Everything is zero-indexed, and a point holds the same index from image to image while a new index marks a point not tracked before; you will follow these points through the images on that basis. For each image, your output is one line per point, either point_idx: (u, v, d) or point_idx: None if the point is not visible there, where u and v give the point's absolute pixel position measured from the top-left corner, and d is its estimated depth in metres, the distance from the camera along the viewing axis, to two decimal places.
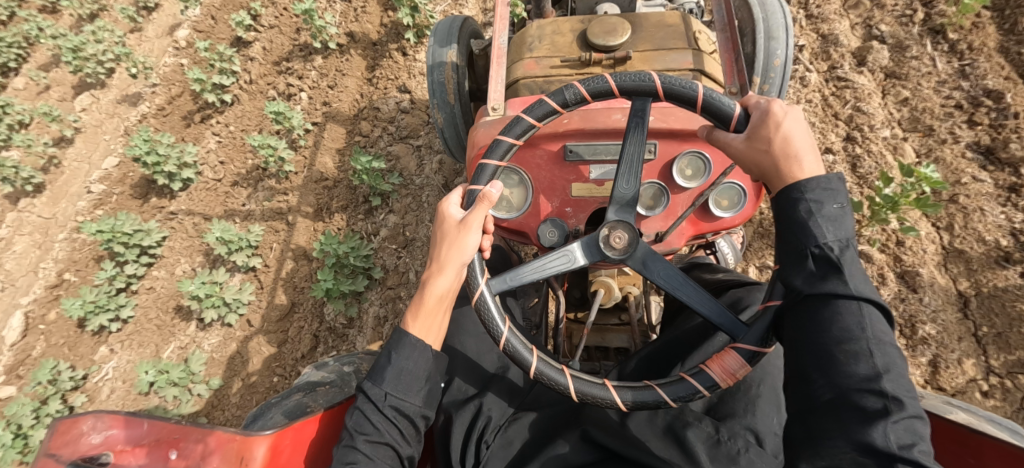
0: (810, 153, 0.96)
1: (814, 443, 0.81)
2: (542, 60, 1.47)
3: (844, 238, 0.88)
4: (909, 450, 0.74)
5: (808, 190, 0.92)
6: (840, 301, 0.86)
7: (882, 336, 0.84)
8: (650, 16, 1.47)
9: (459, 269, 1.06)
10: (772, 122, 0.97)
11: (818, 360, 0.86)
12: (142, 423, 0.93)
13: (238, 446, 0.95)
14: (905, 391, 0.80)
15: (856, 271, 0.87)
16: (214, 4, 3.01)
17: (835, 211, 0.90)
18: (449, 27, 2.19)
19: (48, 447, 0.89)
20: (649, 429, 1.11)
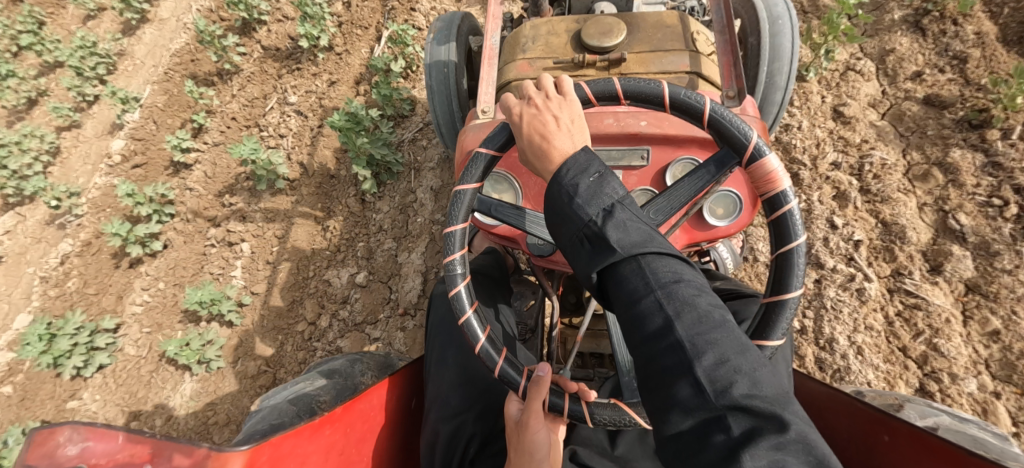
0: (559, 131, 0.94)
1: (653, 428, 0.75)
2: (536, 62, 1.44)
3: (606, 204, 0.84)
4: (727, 393, 0.69)
5: (567, 169, 0.88)
6: (619, 268, 0.80)
7: (666, 279, 0.78)
8: (647, 16, 1.43)
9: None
10: (515, 122, 0.98)
11: (627, 340, 0.80)
12: (118, 437, 0.91)
13: (212, 462, 0.92)
14: (706, 325, 0.75)
15: (625, 227, 0.82)
16: (157, 106, 2.92)
17: (595, 176, 0.86)
18: (449, 22, 2.15)
19: (24, 458, 0.87)
20: (641, 447, 1.12)
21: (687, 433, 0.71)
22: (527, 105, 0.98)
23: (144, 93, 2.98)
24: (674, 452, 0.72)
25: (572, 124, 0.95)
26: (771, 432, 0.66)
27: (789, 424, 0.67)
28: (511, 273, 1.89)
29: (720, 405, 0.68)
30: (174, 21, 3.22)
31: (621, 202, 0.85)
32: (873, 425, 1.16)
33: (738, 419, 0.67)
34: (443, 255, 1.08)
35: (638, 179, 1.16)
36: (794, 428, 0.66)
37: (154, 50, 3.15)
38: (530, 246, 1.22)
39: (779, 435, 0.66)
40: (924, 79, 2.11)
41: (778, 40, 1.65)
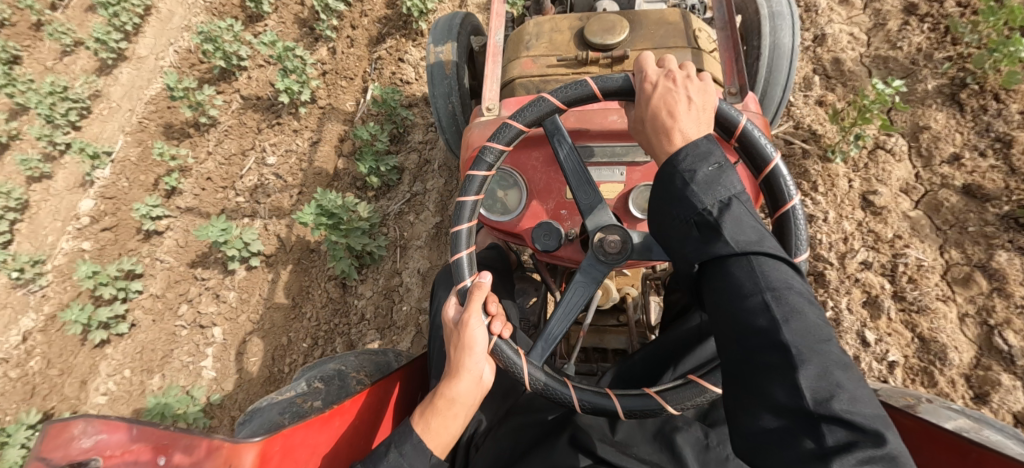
0: (688, 114, 0.94)
1: (738, 418, 0.77)
2: (539, 59, 1.45)
3: (722, 198, 0.85)
4: (825, 402, 0.69)
5: (687, 152, 0.90)
6: (728, 262, 0.82)
7: (777, 282, 0.78)
8: (650, 13, 1.45)
9: (469, 370, 1.04)
10: (648, 89, 0.98)
11: (726, 334, 0.81)
12: (132, 428, 0.92)
13: (226, 453, 0.94)
14: (814, 334, 0.75)
15: (738, 223, 0.83)
16: (129, 160, 2.83)
17: (711, 170, 0.87)
18: (449, 24, 2.16)
19: (39, 450, 0.88)
20: (640, 433, 1.13)
21: (774, 431, 0.72)
22: (666, 75, 0.98)
23: (117, 146, 2.90)
24: (757, 445, 0.73)
25: (700, 114, 0.95)
26: (868, 448, 0.65)
27: (892, 448, 0.65)
28: (513, 269, 1.90)
29: (816, 411, 0.69)
30: (153, 60, 3.18)
31: (738, 199, 0.86)
32: None
33: (833, 431, 0.68)
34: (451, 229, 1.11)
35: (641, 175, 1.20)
36: (896, 453, 0.65)
37: (131, 91, 3.11)
38: (535, 241, 1.21)
39: (877, 456, 0.65)
40: (963, 164, 1.95)
41: (778, 38, 1.66)
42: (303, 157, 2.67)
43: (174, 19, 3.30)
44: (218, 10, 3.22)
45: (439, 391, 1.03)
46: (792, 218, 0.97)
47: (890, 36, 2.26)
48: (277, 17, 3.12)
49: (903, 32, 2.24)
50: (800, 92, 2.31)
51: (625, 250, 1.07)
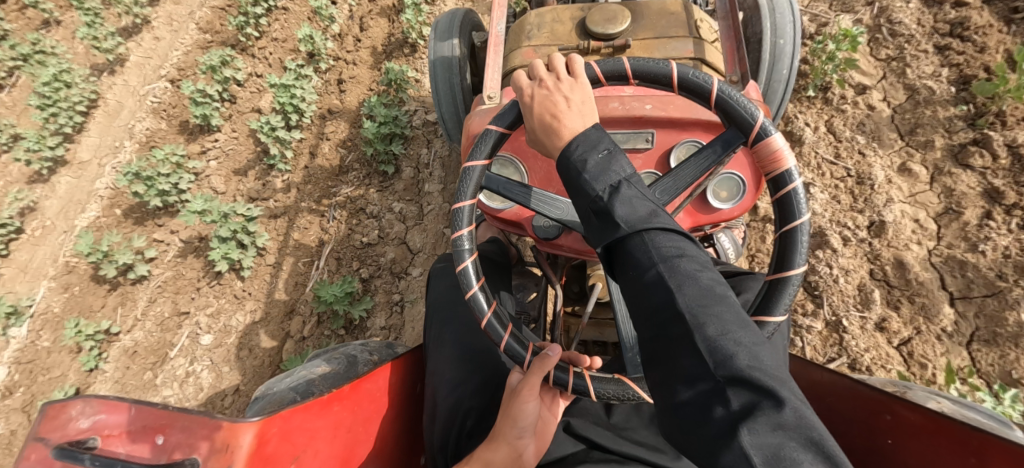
0: (570, 111, 0.95)
1: (659, 396, 0.77)
2: (541, 49, 1.46)
3: (611, 182, 0.86)
4: (725, 365, 0.70)
5: (576, 146, 0.91)
6: (625, 243, 0.82)
7: (669, 254, 0.79)
8: (651, 3, 1.45)
9: (508, 439, 1.01)
10: (527, 103, 1.00)
11: (634, 314, 0.82)
12: (130, 409, 0.92)
13: (224, 434, 0.92)
14: (709, 298, 0.76)
15: (631, 203, 0.84)
16: (54, 311, 2.38)
17: (601, 155, 0.89)
18: (450, 22, 2.16)
19: (36, 431, 0.89)
20: (637, 417, 1.14)
21: (687, 404, 0.72)
22: (537, 86, 0.99)
23: (37, 296, 2.43)
24: (678, 421, 0.74)
25: (581, 103, 0.96)
26: (768, 407, 0.67)
27: (784, 397, 0.68)
28: (514, 263, 1.89)
29: (719, 377, 0.70)
30: (96, 165, 2.74)
31: (628, 179, 0.87)
32: (875, 404, 1.16)
33: (736, 392, 0.69)
34: (452, 231, 1.09)
35: (641, 162, 1.18)
36: (789, 401, 0.68)
37: (68, 205, 2.66)
38: (536, 229, 1.24)
39: (774, 409, 0.67)
40: None
41: (783, 29, 1.66)
42: (244, 335, 2.27)
43: (123, 113, 2.86)
44: (165, 113, 2.79)
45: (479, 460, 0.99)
46: (750, 123, 0.98)
47: (967, 231, 1.85)
48: (231, 126, 2.70)
49: (985, 229, 1.82)
50: (856, 310, 1.86)
51: None
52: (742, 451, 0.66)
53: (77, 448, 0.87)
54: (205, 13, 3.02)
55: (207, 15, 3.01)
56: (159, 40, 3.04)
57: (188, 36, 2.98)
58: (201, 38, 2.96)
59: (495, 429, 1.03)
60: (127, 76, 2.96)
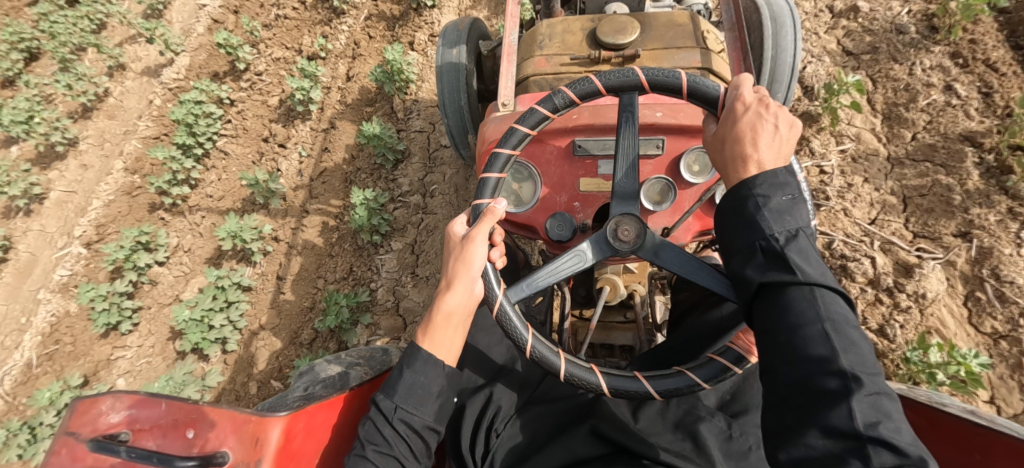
0: (768, 144, 0.94)
1: (787, 436, 0.80)
2: (553, 58, 1.50)
3: (791, 228, 0.88)
4: (875, 428, 0.74)
5: (761, 182, 0.91)
6: (793, 289, 0.85)
7: (836, 315, 0.83)
8: (658, 15, 1.49)
9: (463, 283, 1.10)
10: (735, 113, 0.98)
11: (777, 351, 0.85)
12: (160, 404, 0.95)
13: (253, 428, 0.96)
14: (865, 367, 0.80)
15: (806, 255, 0.86)
16: None
17: (784, 202, 0.90)
18: (457, 31, 2.21)
19: (67, 426, 0.90)
20: (661, 423, 1.16)
21: (820, 452, 0.76)
22: (759, 101, 0.98)
23: None
24: (805, 466, 0.77)
25: (783, 144, 0.95)
26: None
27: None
28: (523, 267, 1.93)
29: (864, 434, 0.74)
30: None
31: (804, 232, 0.89)
32: None
33: (878, 453, 0.73)
34: (476, 198, 1.13)
35: (652, 167, 1.23)
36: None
37: None
38: (548, 232, 1.26)
39: None
40: None
41: (783, 42, 1.71)
42: None
43: (35, 272, 2.47)
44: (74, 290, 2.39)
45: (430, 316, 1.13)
46: None
47: None
48: (147, 327, 2.35)
49: None
50: None
51: (638, 240, 1.11)
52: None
53: (112, 441, 0.89)
54: (135, 147, 2.68)
55: (136, 150, 2.67)
56: (86, 169, 2.66)
57: (110, 178, 2.61)
58: (127, 181, 2.61)
59: (452, 274, 1.11)
60: (43, 220, 2.57)
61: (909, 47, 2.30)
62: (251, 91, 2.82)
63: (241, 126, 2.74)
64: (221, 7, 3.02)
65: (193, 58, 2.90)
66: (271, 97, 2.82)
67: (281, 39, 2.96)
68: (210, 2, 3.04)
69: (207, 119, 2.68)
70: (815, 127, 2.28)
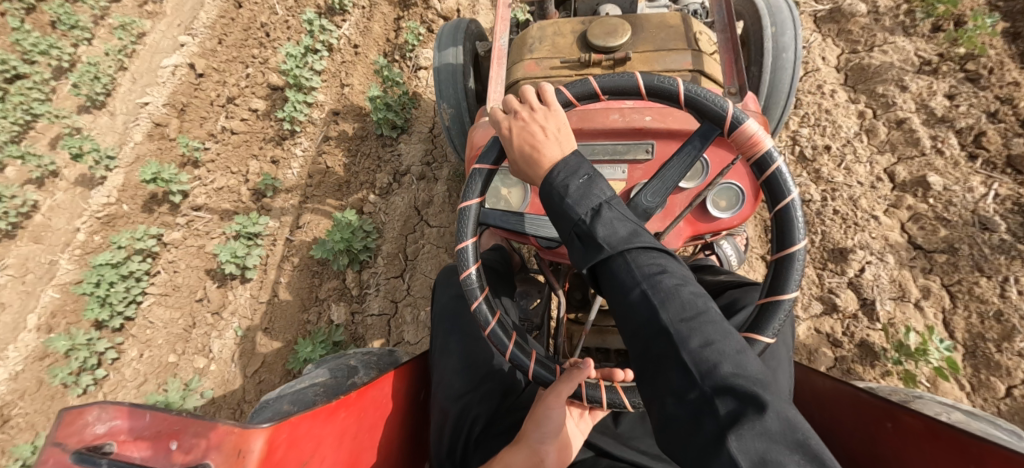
0: (548, 140, 0.96)
1: (651, 409, 0.82)
2: (543, 62, 1.48)
3: (592, 204, 0.89)
4: (709, 376, 0.76)
5: (557, 172, 0.93)
6: (609, 264, 0.87)
7: (650, 271, 0.85)
8: (651, 17, 1.48)
9: (534, 446, 1.02)
10: (505, 136, 1.00)
11: (622, 330, 0.88)
12: (144, 415, 0.95)
13: (235, 439, 0.95)
14: (691, 313, 0.81)
15: (612, 224, 0.88)
16: None
17: (581, 179, 0.91)
18: (454, 30, 2.21)
19: (55, 436, 0.91)
20: (642, 426, 1.17)
21: (677, 415, 0.78)
22: (512, 117, 1.00)
23: None
24: (669, 432, 0.79)
25: (558, 131, 0.97)
26: (752, 411, 0.72)
27: (767, 400, 0.73)
28: (516, 271, 1.92)
29: (705, 387, 0.75)
30: None
31: (609, 201, 0.90)
32: (877, 413, 1.18)
33: (723, 400, 0.74)
34: (456, 239, 1.11)
35: (642, 172, 1.21)
36: (772, 408, 0.72)
37: None
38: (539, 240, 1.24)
39: (759, 414, 0.71)
40: None
41: (781, 41, 1.69)
42: None
43: None
44: None
45: (503, 463, 1.00)
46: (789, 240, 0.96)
47: None
48: None
49: None
50: None
51: None
52: (731, 458, 0.71)
53: (94, 454, 0.90)
54: (51, 298, 2.42)
55: (52, 302, 2.42)
56: (3, 309, 2.45)
57: (22, 341, 2.36)
58: (38, 347, 2.34)
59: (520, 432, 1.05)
60: None
61: (999, 252, 1.82)
62: (186, 230, 2.55)
63: (171, 275, 2.47)
64: (165, 106, 2.78)
65: (129, 174, 2.66)
66: (209, 239, 2.55)
67: (226, 161, 2.69)
68: (154, 100, 2.79)
69: (127, 280, 2.42)
70: (879, 369, 1.82)
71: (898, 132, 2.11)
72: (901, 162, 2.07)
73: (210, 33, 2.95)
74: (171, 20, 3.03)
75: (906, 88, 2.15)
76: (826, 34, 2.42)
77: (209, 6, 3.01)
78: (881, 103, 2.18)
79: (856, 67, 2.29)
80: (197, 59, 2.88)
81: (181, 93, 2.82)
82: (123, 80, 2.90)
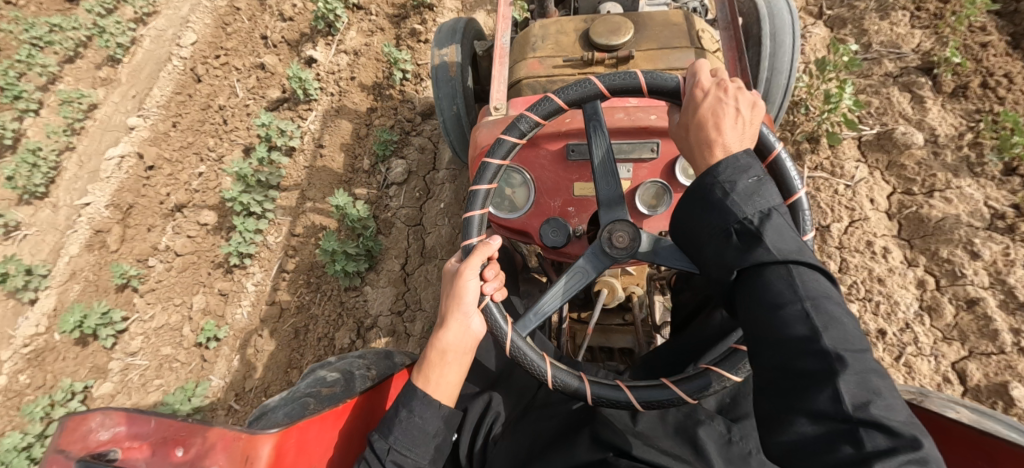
0: (734, 128, 0.94)
1: (772, 425, 0.75)
2: (546, 60, 1.47)
3: (763, 208, 0.86)
4: (864, 407, 0.68)
5: (729, 166, 0.90)
6: (766, 269, 0.81)
7: (816, 291, 0.78)
8: (653, 15, 1.47)
9: (459, 319, 1.08)
10: (698, 98, 0.97)
11: (754, 337, 0.81)
12: (149, 421, 0.93)
13: (243, 445, 0.96)
14: (852, 342, 0.74)
15: (781, 234, 0.84)
16: None
17: (750, 183, 0.88)
18: (452, 30, 2.20)
19: (58, 444, 0.89)
20: (661, 426, 1.14)
21: (808, 437, 0.70)
22: (715, 85, 0.98)
23: None
24: (792, 453, 0.71)
25: (746, 126, 0.95)
26: (906, 451, 0.64)
27: (923, 445, 0.65)
28: (519, 270, 1.89)
29: (853, 416, 0.68)
30: None
31: (777, 210, 0.87)
32: None
33: (871, 436, 0.66)
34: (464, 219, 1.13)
35: (648, 172, 1.21)
36: (932, 456, 0.64)
37: None
38: (542, 238, 1.24)
39: (914, 456, 0.63)
40: None
41: (780, 39, 1.69)
42: None
43: None
44: None
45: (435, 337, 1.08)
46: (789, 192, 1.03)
47: None
48: None
49: None
50: None
51: (634, 246, 1.09)
52: None
53: (99, 461, 0.87)
54: None
55: None
56: None
57: None
58: None
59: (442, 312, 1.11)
60: None
61: None
62: (119, 383, 2.30)
63: None
64: (109, 207, 2.55)
65: (62, 293, 2.42)
66: (146, 397, 2.27)
67: (170, 290, 2.45)
68: (94, 200, 2.57)
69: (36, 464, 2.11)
70: None
71: (969, 315, 1.80)
72: (973, 356, 1.76)
73: (163, 113, 2.75)
74: (125, 90, 2.84)
75: (977, 254, 1.84)
76: (874, 165, 2.11)
77: (164, 80, 2.81)
78: (946, 271, 1.87)
79: (913, 217, 1.98)
80: (147, 148, 2.66)
81: (127, 190, 2.59)
82: (68, 164, 2.69)
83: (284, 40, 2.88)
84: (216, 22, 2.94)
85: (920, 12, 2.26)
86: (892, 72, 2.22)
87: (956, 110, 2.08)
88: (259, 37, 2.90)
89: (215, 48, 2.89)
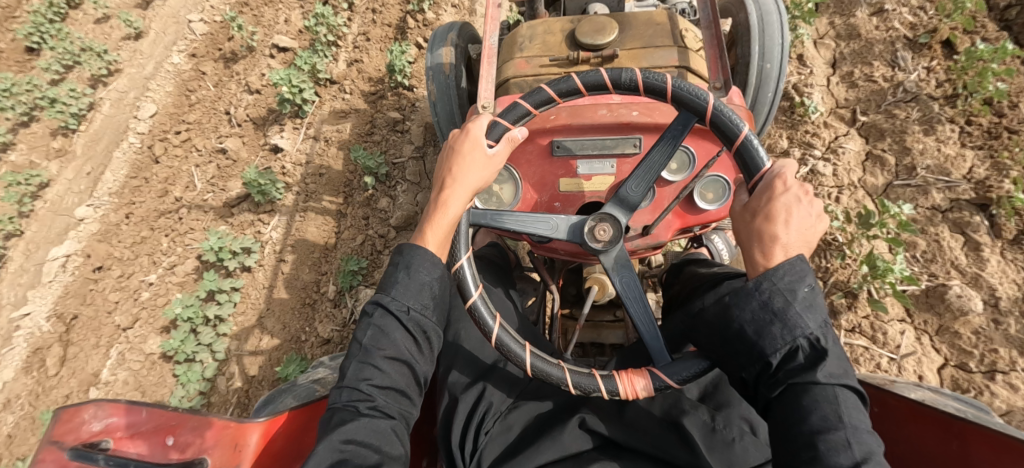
0: (798, 234, 0.95)
1: None
2: (533, 60, 1.50)
3: (821, 326, 0.89)
4: None
5: (792, 274, 0.91)
6: (816, 389, 0.87)
7: (857, 419, 0.85)
8: (638, 15, 1.50)
9: (469, 185, 1.11)
10: (778, 194, 0.97)
11: (796, 452, 0.86)
12: (141, 411, 0.96)
13: (233, 432, 1.02)
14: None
15: (831, 355, 0.88)
16: None
17: (807, 296, 0.90)
18: (447, 31, 2.24)
19: (51, 435, 0.90)
20: (648, 416, 1.15)
21: None
22: (795, 190, 0.98)
23: None
24: None
25: (806, 238, 0.96)
26: None
27: None
28: (512, 268, 1.92)
29: None
30: None
31: (827, 330, 0.90)
32: (865, 397, 1.20)
33: None
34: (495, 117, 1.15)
35: (631, 166, 1.24)
36: None
37: None
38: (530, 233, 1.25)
39: None
40: None
41: (768, 38, 1.72)
42: None
43: None
44: None
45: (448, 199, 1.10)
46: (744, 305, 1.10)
47: None
48: None
49: None
50: None
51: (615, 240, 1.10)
52: None
53: (92, 449, 0.90)
54: None
55: None
56: None
57: None
58: None
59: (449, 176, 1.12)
60: None
61: None
62: None
63: None
64: (50, 319, 2.25)
65: None
66: None
67: None
68: (35, 310, 2.27)
69: None
70: None
71: None
72: None
73: (117, 202, 2.51)
74: (81, 165, 2.59)
75: None
76: (920, 327, 1.87)
77: (117, 162, 2.59)
78: None
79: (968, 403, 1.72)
80: (97, 244, 2.41)
81: (71, 296, 2.30)
82: (14, 253, 2.39)
83: (249, 118, 2.67)
84: (179, 89, 2.78)
85: (972, 128, 2.06)
86: (940, 206, 2.00)
87: (1018, 263, 1.86)
88: (224, 112, 2.71)
89: (177, 121, 2.70)
